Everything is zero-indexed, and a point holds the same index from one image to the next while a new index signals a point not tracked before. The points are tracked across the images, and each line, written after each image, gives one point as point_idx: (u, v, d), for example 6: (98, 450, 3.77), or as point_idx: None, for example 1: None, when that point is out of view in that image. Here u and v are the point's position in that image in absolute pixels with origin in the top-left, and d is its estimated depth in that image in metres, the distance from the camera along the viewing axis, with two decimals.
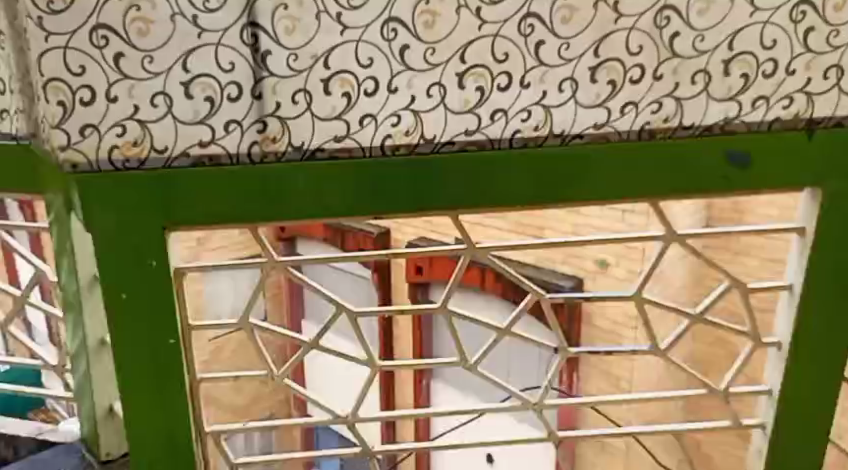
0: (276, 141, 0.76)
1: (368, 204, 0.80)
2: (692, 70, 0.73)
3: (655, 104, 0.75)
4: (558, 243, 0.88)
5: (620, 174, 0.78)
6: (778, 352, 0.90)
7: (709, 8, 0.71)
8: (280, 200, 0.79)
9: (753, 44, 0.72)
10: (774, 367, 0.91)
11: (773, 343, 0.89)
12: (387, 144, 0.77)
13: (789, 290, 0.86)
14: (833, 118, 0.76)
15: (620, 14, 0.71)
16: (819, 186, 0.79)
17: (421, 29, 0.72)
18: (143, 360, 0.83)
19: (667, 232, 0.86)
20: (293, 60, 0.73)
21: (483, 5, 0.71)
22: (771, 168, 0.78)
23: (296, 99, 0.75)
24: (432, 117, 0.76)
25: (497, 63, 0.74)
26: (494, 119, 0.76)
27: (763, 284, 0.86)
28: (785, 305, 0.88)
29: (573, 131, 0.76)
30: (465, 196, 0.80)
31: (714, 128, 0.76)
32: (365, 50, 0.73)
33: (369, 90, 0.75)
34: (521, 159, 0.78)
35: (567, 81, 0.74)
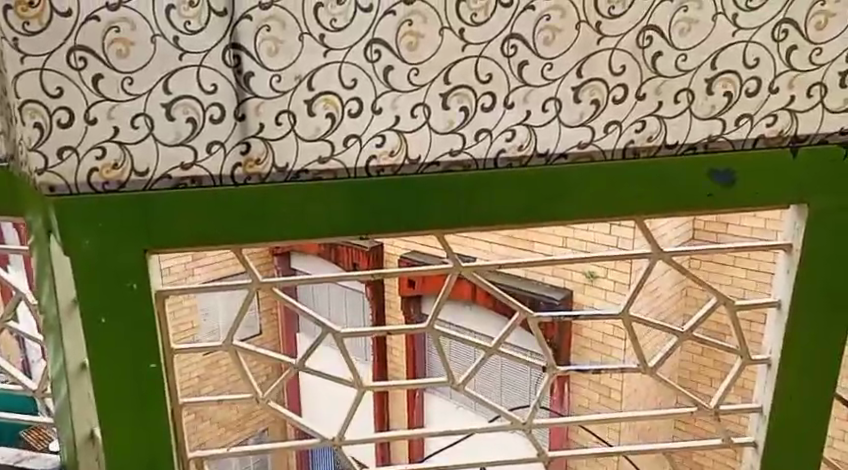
0: (259, 163, 0.75)
1: (353, 225, 0.79)
2: (675, 89, 0.73)
3: (638, 123, 0.75)
4: (548, 262, 0.88)
5: (605, 193, 0.78)
6: (767, 370, 0.89)
7: (691, 28, 0.71)
8: (264, 222, 0.78)
9: (736, 63, 0.72)
10: (764, 385, 0.90)
11: (762, 360, 0.89)
12: (371, 165, 0.77)
13: (777, 307, 0.86)
14: (818, 135, 0.76)
15: (603, 35, 0.71)
16: (805, 203, 0.79)
17: (405, 50, 0.72)
18: (123, 386, 0.82)
19: (654, 249, 0.86)
20: (277, 81, 0.73)
21: (466, 26, 0.71)
22: (756, 184, 0.78)
23: (279, 121, 0.74)
24: (416, 137, 0.76)
25: (481, 83, 0.73)
26: (479, 139, 0.76)
27: (750, 302, 0.86)
28: (774, 323, 0.88)
29: (558, 150, 0.76)
30: (450, 216, 0.79)
31: (698, 146, 0.76)
32: (348, 71, 0.73)
33: (353, 111, 0.74)
34: (506, 179, 0.77)
35: (551, 101, 0.74)
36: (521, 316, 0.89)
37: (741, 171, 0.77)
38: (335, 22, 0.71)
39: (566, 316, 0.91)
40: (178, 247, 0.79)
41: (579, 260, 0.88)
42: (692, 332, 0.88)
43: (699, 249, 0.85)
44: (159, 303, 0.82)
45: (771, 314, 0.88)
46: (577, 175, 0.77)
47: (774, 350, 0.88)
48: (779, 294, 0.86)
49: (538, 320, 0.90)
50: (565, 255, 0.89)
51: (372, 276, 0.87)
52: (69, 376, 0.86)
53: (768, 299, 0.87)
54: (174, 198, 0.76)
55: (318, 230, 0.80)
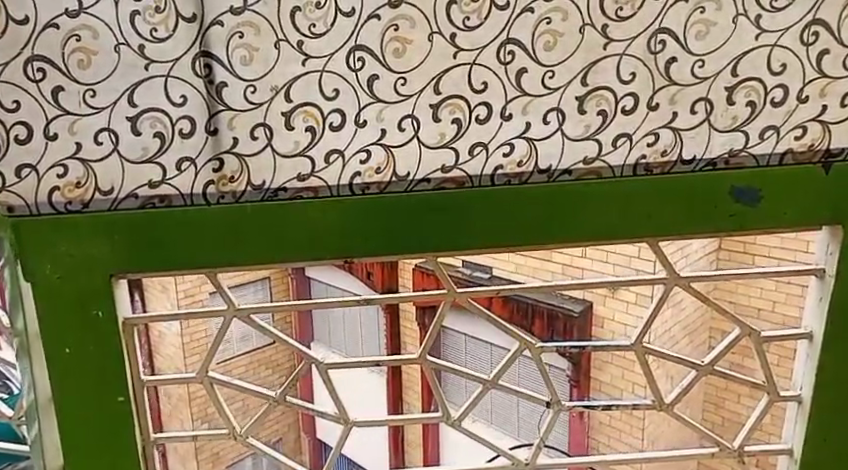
0: (234, 180, 0.69)
1: (337, 247, 0.73)
2: (692, 98, 0.65)
3: (651, 135, 0.66)
4: (548, 287, 0.79)
5: (613, 214, 0.70)
6: (797, 409, 0.79)
7: (709, 31, 0.63)
8: (241, 244, 0.72)
9: (760, 69, 0.64)
10: (793, 426, 0.80)
11: (792, 398, 0.78)
12: (356, 183, 0.70)
13: (808, 339, 0.76)
14: None
15: (610, 40, 0.64)
16: (839, 226, 0.70)
17: (391, 58, 0.66)
18: (89, 421, 0.77)
19: (670, 273, 0.78)
20: (252, 92, 0.67)
21: (458, 31, 0.65)
22: (783, 204, 0.68)
23: (255, 134, 0.68)
24: (404, 152, 0.69)
25: (476, 92, 0.67)
26: (474, 154, 0.68)
27: (778, 333, 0.78)
28: (803, 356, 0.78)
29: (561, 166, 0.68)
30: (442, 238, 0.72)
31: (718, 161, 0.67)
32: (329, 81, 0.66)
33: (335, 124, 0.68)
34: (501, 197, 0.70)
35: (553, 112, 0.67)
36: (521, 346, 0.82)
37: (765, 188, 0.68)
38: (314, 27, 0.65)
39: (575, 347, 0.84)
40: (147, 272, 0.73)
41: (583, 285, 0.79)
42: (712, 366, 0.80)
43: (717, 274, 0.77)
44: (127, 333, 0.77)
45: (801, 347, 0.78)
46: (582, 193, 0.69)
47: (805, 387, 0.77)
48: (810, 324, 0.76)
49: (539, 350, 0.83)
50: (569, 281, 0.80)
51: (359, 302, 0.79)
52: (41, 411, 0.79)
53: (798, 330, 0.77)
54: (140, 220, 0.70)
55: (297, 252, 0.73)
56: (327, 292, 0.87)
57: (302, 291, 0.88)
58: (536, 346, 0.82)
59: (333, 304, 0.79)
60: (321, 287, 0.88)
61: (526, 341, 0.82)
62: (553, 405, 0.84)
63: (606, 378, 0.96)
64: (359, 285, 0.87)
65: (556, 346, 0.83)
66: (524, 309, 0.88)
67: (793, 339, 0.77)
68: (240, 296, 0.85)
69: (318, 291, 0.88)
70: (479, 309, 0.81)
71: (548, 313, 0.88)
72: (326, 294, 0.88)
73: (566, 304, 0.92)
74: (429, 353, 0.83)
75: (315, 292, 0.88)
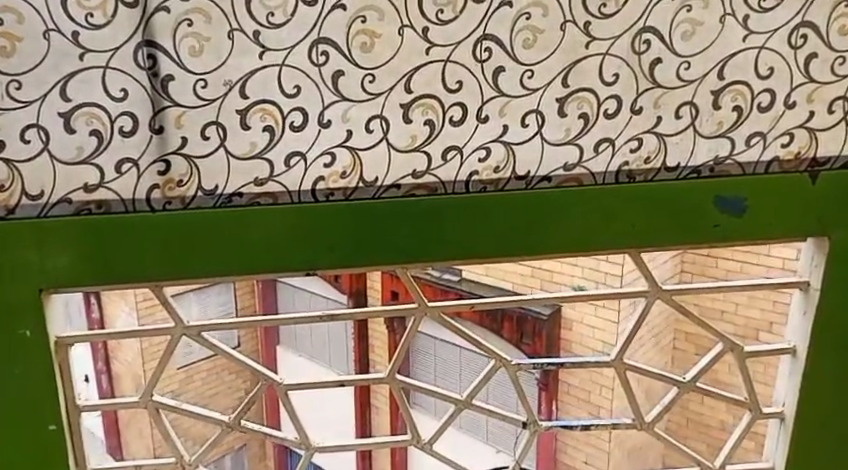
0: (181, 184, 0.63)
1: (295, 258, 0.66)
2: (677, 101, 0.62)
3: (634, 141, 0.63)
4: (525, 300, 0.74)
5: (594, 223, 0.65)
6: (779, 426, 0.75)
7: (695, 31, 0.60)
8: (188, 255, 0.65)
9: (746, 73, 0.61)
10: (776, 440, 0.75)
11: (774, 415, 0.74)
12: (319, 188, 0.64)
13: (791, 355, 0.71)
14: (841, 158, 0.64)
15: (592, 38, 0.61)
16: (827, 234, 0.65)
17: (358, 53, 0.61)
18: (13, 453, 0.69)
19: (652, 286, 0.75)
20: (203, 87, 0.61)
21: (431, 25, 0.60)
22: (772, 215, 0.64)
23: (207, 134, 0.62)
24: (371, 156, 0.64)
25: (450, 92, 0.62)
26: (447, 159, 0.64)
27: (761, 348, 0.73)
28: (787, 373, 0.72)
29: (540, 173, 0.64)
30: (411, 248, 0.66)
31: (703, 169, 0.63)
32: (289, 77, 0.61)
33: (295, 124, 0.62)
34: (477, 205, 0.65)
35: (532, 114, 0.62)
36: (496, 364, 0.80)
37: (752, 198, 0.64)
38: (272, 17, 0.59)
39: (551, 363, 0.81)
40: (82, 285, 0.65)
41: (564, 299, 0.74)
42: (694, 383, 0.79)
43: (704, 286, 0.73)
44: (59, 352, 0.69)
45: (785, 364, 0.73)
46: (562, 201, 0.64)
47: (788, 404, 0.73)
48: (794, 339, 0.71)
49: (515, 368, 0.80)
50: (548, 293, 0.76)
51: (322, 318, 0.73)
52: None
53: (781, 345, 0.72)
54: (77, 227, 0.62)
55: (252, 263, 0.66)
56: (295, 299, 0.78)
57: (268, 306, 0.78)
58: (512, 364, 0.80)
59: (293, 320, 0.72)
60: (288, 292, 0.79)
61: (502, 359, 0.80)
62: (530, 426, 0.82)
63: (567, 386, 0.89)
64: (327, 289, 0.79)
65: (533, 364, 0.81)
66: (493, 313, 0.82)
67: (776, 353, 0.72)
68: (201, 303, 0.76)
69: (285, 296, 0.79)
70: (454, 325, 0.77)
71: (518, 318, 0.82)
72: (295, 298, 0.79)
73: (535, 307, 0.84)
74: (400, 373, 0.79)
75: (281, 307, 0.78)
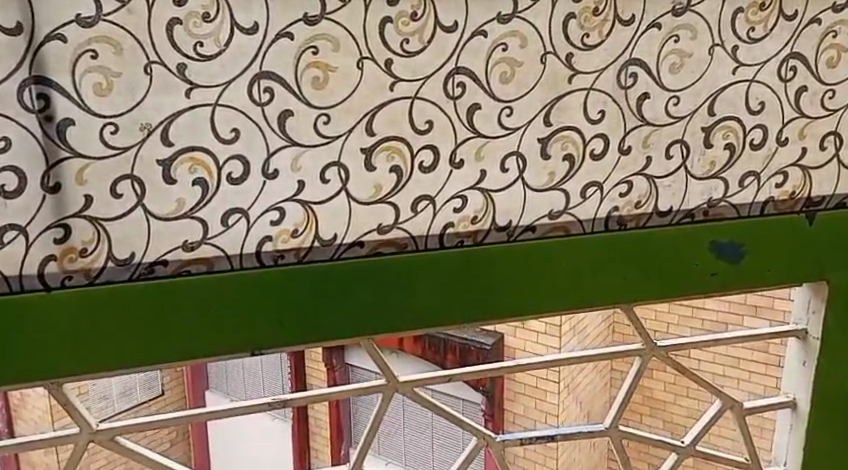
0: (85, 254, 0.50)
1: (236, 338, 0.54)
2: (667, 140, 0.57)
3: (623, 184, 0.57)
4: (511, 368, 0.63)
5: (585, 277, 0.57)
6: None
7: (684, 64, 0.55)
8: (96, 342, 0.51)
9: (738, 108, 0.57)
10: None
11: None
12: (265, 251, 0.53)
13: (792, 408, 0.66)
14: (834, 197, 0.62)
15: (576, 71, 0.54)
16: (825, 279, 0.61)
17: (309, 89, 0.51)
18: None
19: (646, 345, 0.65)
20: (112, 133, 0.49)
21: (395, 57, 0.52)
22: (771, 261, 0.59)
23: (118, 191, 0.50)
24: (328, 210, 0.54)
25: (419, 134, 0.53)
26: (418, 211, 0.55)
27: (760, 402, 0.67)
28: (784, 427, 0.67)
29: (523, 222, 0.56)
30: (377, 316, 0.55)
31: (697, 212, 0.58)
32: (225, 119, 0.50)
33: (234, 175, 0.52)
34: (455, 263, 0.56)
35: (512, 156, 0.55)
36: (478, 442, 0.65)
37: (749, 243, 0.59)
38: (202, 47, 0.49)
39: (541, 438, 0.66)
40: None
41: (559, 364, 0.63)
42: (695, 447, 0.67)
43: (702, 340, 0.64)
44: None
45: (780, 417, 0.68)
46: (551, 255, 0.57)
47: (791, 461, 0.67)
48: (793, 390, 0.66)
49: (501, 446, 0.66)
50: (533, 358, 0.64)
51: (272, 406, 0.59)
52: None
53: (779, 398, 0.67)
54: None
55: (180, 348, 0.53)
56: (230, 376, 0.73)
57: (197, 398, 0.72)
58: (497, 441, 0.65)
59: (236, 414, 0.58)
60: (221, 370, 0.73)
61: (485, 436, 0.65)
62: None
63: (519, 409, 0.88)
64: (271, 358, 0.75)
65: (520, 439, 0.66)
66: (435, 343, 0.74)
67: (775, 409, 0.66)
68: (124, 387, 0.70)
69: (218, 373, 0.73)
70: (427, 401, 0.63)
71: (461, 348, 0.76)
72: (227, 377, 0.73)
73: (476, 337, 0.80)
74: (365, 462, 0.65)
75: (213, 393, 0.72)
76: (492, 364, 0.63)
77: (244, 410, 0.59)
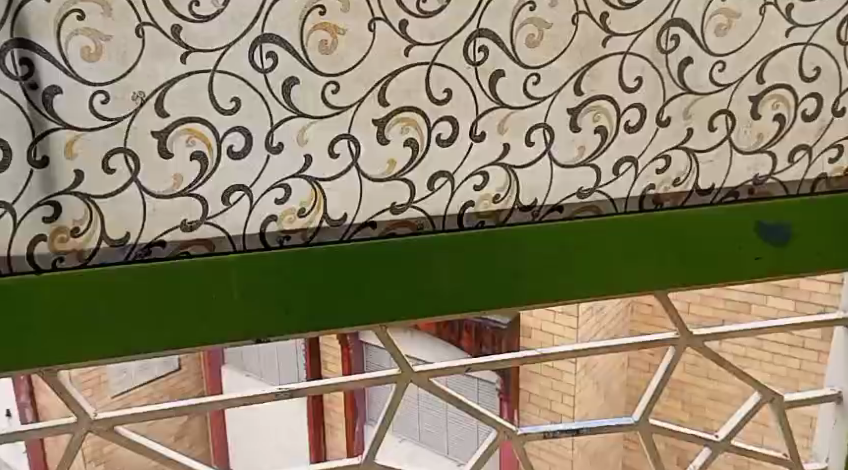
0: (77, 234, 0.46)
1: (240, 326, 0.50)
2: (710, 111, 0.52)
3: (660, 159, 0.52)
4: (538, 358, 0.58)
5: (618, 260, 0.53)
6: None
7: (731, 25, 0.50)
8: (88, 331, 0.47)
9: (790, 75, 0.52)
10: None
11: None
12: (270, 231, 0.49)
13: (837, 402, 0.63)
14: None
15: (611, 34, 0.49)
16: None
17: (317, 55, 0.46)
18: None
19: (681, 334, 0.61)
20: (103, 102, 0.44)
21: (411, 18, 0.47)
22: (821, 246, 0.55)
23: (111, 166, 0.46)
24: (337, 188, 0.49)
25: (436, 104, 0.49)
26: (435, 188, 0.51)
27: (799, 395, 0.63)
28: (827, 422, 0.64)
29: (548, 202, 0.52)
30: (393, 303, 0.51)
31: (741, 190, 0.54)
32: (225, 87, 0.46)
33: (235, 149, 0.47)
34: (479, 245, 0.51)
35: (539, 129, 0.50)
36: (497, 436, 0.61)
37: (797, 225, 0.54)
38: (198, 7, 0.44)
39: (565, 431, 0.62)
40: None
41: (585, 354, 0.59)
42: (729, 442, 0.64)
43: (746, 330, 0.60)
44: None
45: (821, 412, 0.64)
46: (582, 237, 0.52)
47: (834, 458, 0.63)
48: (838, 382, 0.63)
49: (522, 440, 0.62)
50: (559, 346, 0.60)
51: (277, 397, 0.55)
52: None
53: (821, 391, 0.63)
54: None
55: (181, 337, 0.49)
56: None
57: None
58: (517, 435, 0.61)
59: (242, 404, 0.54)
60: None
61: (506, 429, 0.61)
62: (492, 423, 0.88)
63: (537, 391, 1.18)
64: None
65: (543, 432, 0.62)
66: None
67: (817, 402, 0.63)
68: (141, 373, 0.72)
69: None
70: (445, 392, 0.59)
71: None
72: None
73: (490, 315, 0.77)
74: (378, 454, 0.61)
75: None
76: (515, 353, 0.59)
77: (249, 400, 0.55)
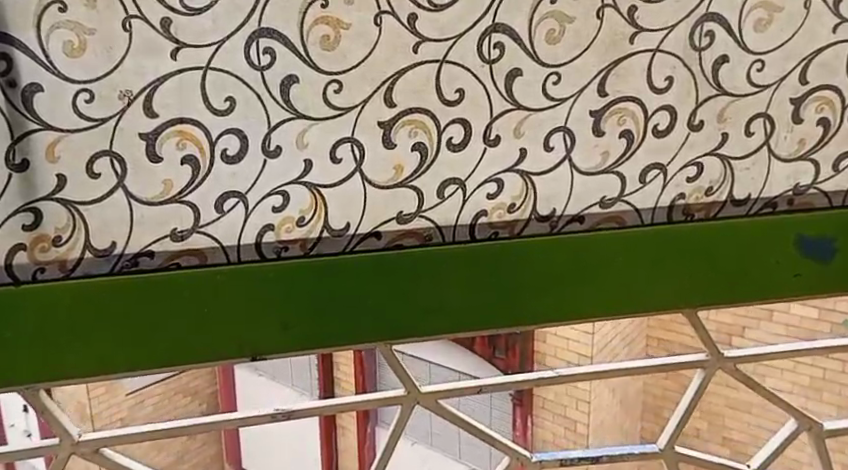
0: (60, 243, 0.43)
1: (237, 343, 0.46)
2: (748, 114, 0.48)
3: (691, 167, 0.48)
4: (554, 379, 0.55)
5: (644, 276, 0.49)
6: None
7: (772, 21, 0.46)
8: (76, 346, 0.44)
9: (837, 75, 0.48)
10: None
11: None
12: (267, 241, 0.46)
13: None
14: None
15: (640, 29, 0.45)
16: None
17: (318, 51, 0.43)
18: None
19: (711, 356, 0.57)
20: (87, 101, 0.41)
21: (420, 11, 0.43)
22: None
23: (96, 171, 0.42)
24: (340, 195, 0.46)
25: (448, 105, 0.45)
26: (446, 196, 0.47)
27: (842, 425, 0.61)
28: None
29: (569, 212, 0.48)
30: (398, 320, 0.47)
31: (780, 201, 0.50)
32: (219, 86, 0.42)
33: (229, 153, 0.44)
34: (492, 258, 0.47)
35: (559, 133, 0.46)
36: (510, 463, 0.58)
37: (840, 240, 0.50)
38: None
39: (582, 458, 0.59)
40: None
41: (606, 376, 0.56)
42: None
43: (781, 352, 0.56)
44: None
45: None
46: (605, 250, 0.48)
47: None
48: None
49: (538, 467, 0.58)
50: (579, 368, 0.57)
51: (275, 418, 0.52)
52: None
53: None
54: None
55: (175, 353, 0.45)
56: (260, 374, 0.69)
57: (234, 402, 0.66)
58: (532, 461, 0.58)
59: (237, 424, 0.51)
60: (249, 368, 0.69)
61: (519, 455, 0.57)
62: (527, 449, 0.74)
63: None
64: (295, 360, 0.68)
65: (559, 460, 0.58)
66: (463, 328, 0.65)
67: None
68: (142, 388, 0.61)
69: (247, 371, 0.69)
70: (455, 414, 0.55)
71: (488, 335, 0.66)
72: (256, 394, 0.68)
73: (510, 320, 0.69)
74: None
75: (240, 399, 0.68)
76: (531, 374, 0.55)
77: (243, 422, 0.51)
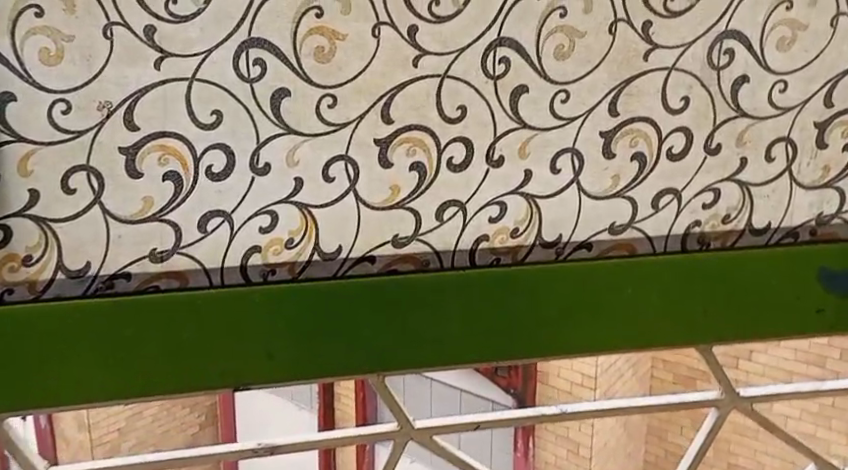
0: (31, 264, 0.40)
1: (219, 372, 0.43)
2: (767, 138, 0.45)
3: (708, 192, 0.45)
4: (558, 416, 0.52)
5: (656, 308, 0.46)
6: None
7: (795, 39, 0.43)
8: (41, 373, 0.40)
9: None
10: None
11: None
12: (253, 263, 0.43)
13: None
14: None
15: (656, 46, 0.42)
16: None
17: (311, 63, 0.40)
18: None
19: (725, 394, 0.54)
20: (63, 113, 0.38)
21: (422, 23, 0.40)
22: None
23: (71, 186, 0.39)
24: (332, 216, 0.43)
25: (449, 123, 0.42)
26: (445, 219, 0.44)
27: None
28: None
29: (576, 238, 0.45)
30: (393, 349, 0.44)
31: (801, 230, 0.47)
32: (205, 98, 0.40)
33: (214, 169, 0.41)
34: (494, 286, 0.44)
35: (567, 154, 0.43)
36: None
37: None
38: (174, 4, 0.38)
39: None
40: None
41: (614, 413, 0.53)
42: None
43: (799, 392, 0.53)
44: None
45: None
46: (615, 280, 0.45)
47: None
48: None
49: None
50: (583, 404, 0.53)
51: (257, 453, 0.48)
52: None
53: None
54: None
55: (151, 383, 0.42)
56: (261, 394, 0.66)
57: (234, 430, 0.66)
58: None
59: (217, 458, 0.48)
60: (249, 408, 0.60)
61: None
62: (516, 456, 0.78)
63: None
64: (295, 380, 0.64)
65: None
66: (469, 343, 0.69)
67: None
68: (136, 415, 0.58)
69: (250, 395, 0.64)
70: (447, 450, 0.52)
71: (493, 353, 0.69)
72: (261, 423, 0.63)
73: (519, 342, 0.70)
74: None
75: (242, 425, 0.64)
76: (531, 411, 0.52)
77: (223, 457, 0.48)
